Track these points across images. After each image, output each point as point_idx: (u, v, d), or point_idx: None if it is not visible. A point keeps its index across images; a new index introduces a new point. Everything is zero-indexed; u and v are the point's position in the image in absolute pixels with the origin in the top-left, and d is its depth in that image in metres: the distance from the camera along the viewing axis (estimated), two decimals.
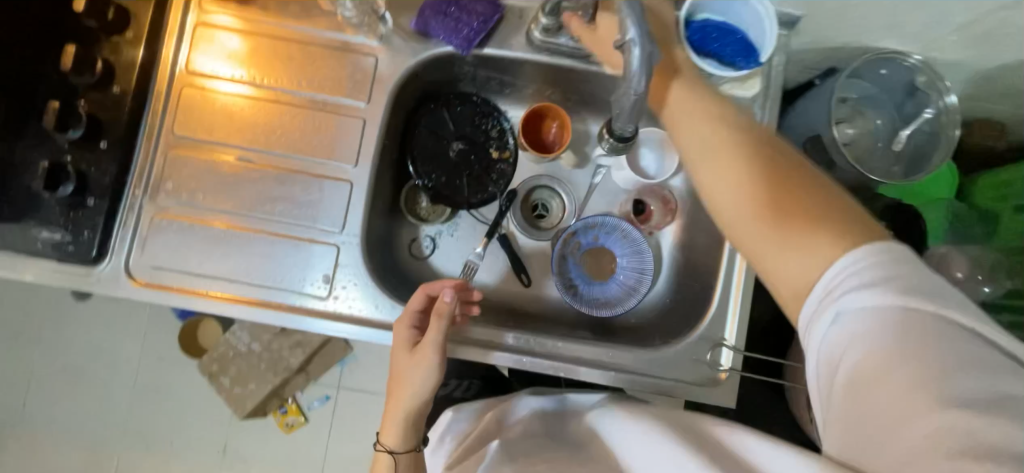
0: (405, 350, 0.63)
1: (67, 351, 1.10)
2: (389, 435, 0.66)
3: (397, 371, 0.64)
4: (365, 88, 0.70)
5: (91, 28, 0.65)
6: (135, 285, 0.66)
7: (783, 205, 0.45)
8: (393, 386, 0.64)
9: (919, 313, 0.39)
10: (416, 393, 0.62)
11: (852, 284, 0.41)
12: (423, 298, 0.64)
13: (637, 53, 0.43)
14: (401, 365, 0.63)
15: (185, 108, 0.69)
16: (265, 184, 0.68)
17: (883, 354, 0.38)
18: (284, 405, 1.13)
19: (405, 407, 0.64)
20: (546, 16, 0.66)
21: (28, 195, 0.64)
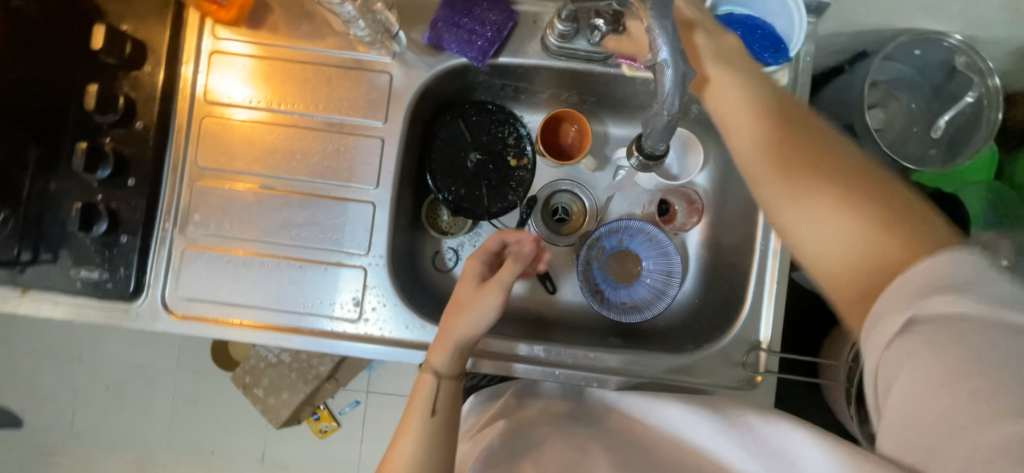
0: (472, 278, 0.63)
1: (107, 369, 1.14)
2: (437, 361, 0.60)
3: (458, 300, 0.62)
4: (381, 107, 0.69)
5: (110, 65, 0.65)
6: (173, 318, 0.68)
7: (836, 212, 0.42)
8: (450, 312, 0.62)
9: (988, 323, 0.33)
10: (477, 321, 0.60)
11: (920, 284, 0.35)
12: (498, 241, 0.65)
13: (671, 75, 0.46)
14: (467, 292, 0.62)
15: (205, 139, 0.69)
16: (289, 210, 0.69)
17: (955, 366, 0.33)
18: (317, 412, 1.15)
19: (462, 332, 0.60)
20: (561, 23, 0.63)
21: (66, 236, 0.66)
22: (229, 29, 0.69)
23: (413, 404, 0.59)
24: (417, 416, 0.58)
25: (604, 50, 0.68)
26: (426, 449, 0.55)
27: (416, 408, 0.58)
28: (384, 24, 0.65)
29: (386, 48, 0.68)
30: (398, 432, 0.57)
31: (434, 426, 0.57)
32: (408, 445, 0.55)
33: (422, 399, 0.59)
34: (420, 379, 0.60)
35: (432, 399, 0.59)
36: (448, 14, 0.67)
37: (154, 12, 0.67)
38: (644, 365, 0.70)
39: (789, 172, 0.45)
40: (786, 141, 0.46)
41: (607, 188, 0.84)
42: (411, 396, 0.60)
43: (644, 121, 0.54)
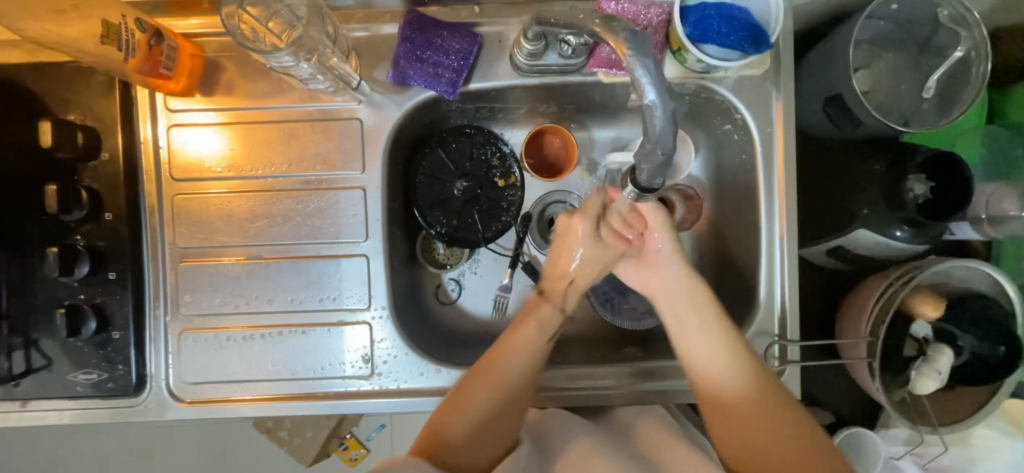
0: (584, 227, 0.65)
1: None
2: (551, 285, 0.68)
3: (566, 248, 0.67)
4: (358, 155, 0.67)
5: (65, 159, 0.62)
6: (183, 405, 0.66)
7: (743, 418, 0.58)
8: (561, 259, 0.67)
9: None
10: (603, 256, 0.67)
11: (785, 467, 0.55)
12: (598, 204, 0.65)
13: (662, 114, 0.46)
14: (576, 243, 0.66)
15: (180, 217, 0.66)
16: (281, 276, 0.67)
17: None
18: (344, 442, 1.11)
19: (598, 268, 0.67)
20: (529, 43, 0.61)
21: (57, 342, 0.64)
22: (183, 99, 0.66)
23: (526, 316, 0.66)
24: (532, 332, 0.64)
25: (577, 60, 0.64)
26: (533, 365, 0.63)
27: (529, 326, 0.64)
28: (341, 75, 0.62)
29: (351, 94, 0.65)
30: (507, 337, 0.64)
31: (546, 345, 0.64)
32: (521, 356, 0.62)
33: (538, 318, 0.65)
34: (533, 301, 0.67)
35: (547, 325, 0.65)
36: (408, 49, 0.63)
37: (99, 97, 0.64)
38: (666, 372, 0.70)
39: (728, 394, 0.59)
40: (731, 369, 0.60)
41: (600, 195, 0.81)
42: (524, 313, 0.66)
43: (635, 158, 0.50)
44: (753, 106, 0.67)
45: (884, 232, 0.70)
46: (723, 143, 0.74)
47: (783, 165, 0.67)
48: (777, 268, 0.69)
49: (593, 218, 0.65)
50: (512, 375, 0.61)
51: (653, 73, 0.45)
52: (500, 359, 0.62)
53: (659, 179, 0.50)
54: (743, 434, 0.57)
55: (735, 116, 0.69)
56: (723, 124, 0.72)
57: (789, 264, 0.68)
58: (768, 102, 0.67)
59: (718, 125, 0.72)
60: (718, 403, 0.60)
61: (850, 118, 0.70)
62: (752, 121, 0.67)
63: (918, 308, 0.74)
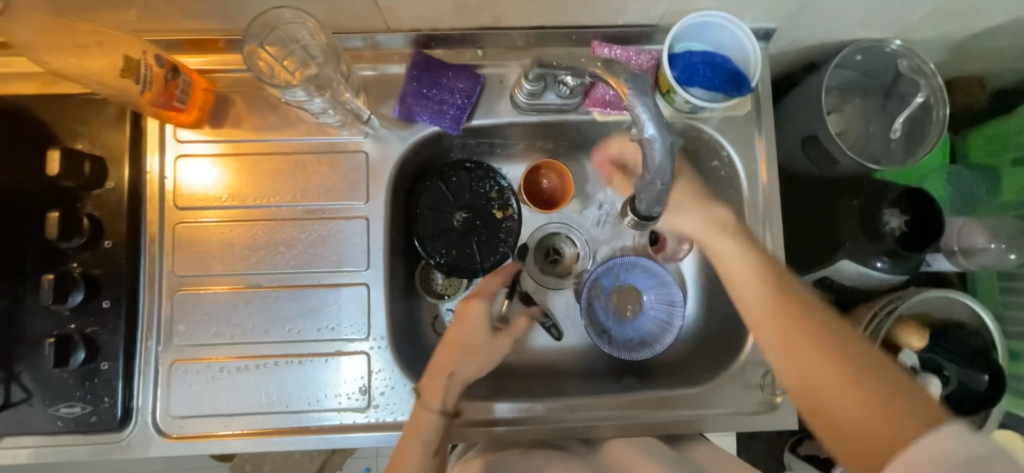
0: (479, 315, 0.65)
1: None
2: (429, 397, 0.61)
3: (454, 340, 0.64)
4: (362, 186, 0.68)
5: (70, 187, 0.63)
6: (169, 441, 0.63)
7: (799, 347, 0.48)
8: (442, 356, 0.63)
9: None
10: (484, 352, 0.64)
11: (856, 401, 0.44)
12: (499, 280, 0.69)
13: (660, 148, 0.49)
14: (467, 332, 0.64)
15: (181, 244, 0.66)
16: (279, 304, 0.66)
17: None
18: None
19: (478, 363, 0.64)
20: (530, 83, 0.65)
21: (41, 374, 0.61)
22: (192, 130, 0.68)
23: (407, 441, 0.59)
24: (416, 456, 0.58)
25: (575, 99, 0.69)
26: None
27: (411, 448, 0.59)
28: (352, 109, 0.65)
29: (357, 127, 0.68)
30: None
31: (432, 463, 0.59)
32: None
33: (417, 439, 0.59)
34: (414, 412, 0.61)
35: (430, 436, 0.60)
36: (415, 88, 0.67)
37: (109, 128, 0.65)
38: (664, 402, 0.70)
39: (799, 348, 0.48)
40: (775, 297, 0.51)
41: (596, 227, 0.84)
42: (405, 434, 0.60)
43: (635, 188, 0.55)
44: (738, 143, 0.72)
45: (866, 264, 0.74)
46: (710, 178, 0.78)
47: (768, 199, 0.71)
48: None
49: (489, 298, 0.66)
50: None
51: (653, 111, 0.48)
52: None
53: (656, 208, 0.55)
54: (810, 369, 0.47)
55: (722, 153, 0.73)
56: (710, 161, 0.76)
57: None
58: (751, 141, 0.72)
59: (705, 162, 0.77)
60: (792, 370, 0.48)
61: (827, 156, 0.75)
62: (737, 159, 0.72)
63: (905, 338, 0.76)
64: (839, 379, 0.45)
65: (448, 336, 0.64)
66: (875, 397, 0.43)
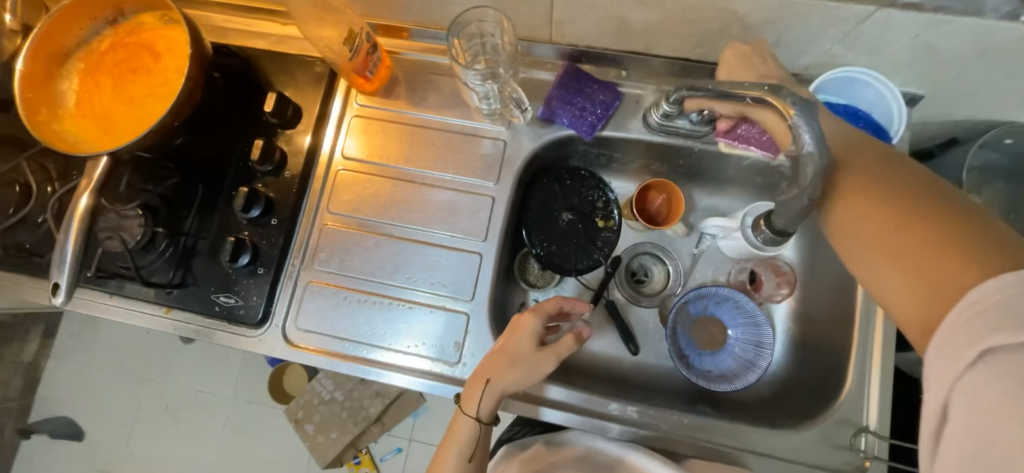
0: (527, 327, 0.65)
1: None
2: (469, 407, 0.64)
3: (496, 350, 0.65)
4: (495, 169, 0.77)
5: (272, 124, 0.78)
6: (292, 347, 0.74)
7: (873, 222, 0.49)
8: (479, 367, 0.65)
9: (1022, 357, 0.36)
10: (519, 366, 0.64)
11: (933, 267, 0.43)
12: (556, 305, 0.68)
13: (814, 170, 0.50)
14: (509, 344, 0.65)
15: (338, 187, 0.79)
16: (404, 255, 0.76)
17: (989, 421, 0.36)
18: None
19: (513, 377, 0.64)
20: (669, 105, 0.67)
21: (213, 266, 0.75)
22: (367, 98, 0.81)
23: (449, 441, 0.66)
24: (453, 458, 0.65)
25: (705, 128, 0.73)
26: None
27: (451, 451, 0.66)
28: (516, 99, 0.75)
29: (511, 123, 0.78)
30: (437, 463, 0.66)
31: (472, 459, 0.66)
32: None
33: (457, 443, 0.66)
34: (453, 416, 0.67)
35: (466, 441, 0.65)
36: (562, 94, 0.75)
37: (309, 83, 0.80)
38: (740, 435, 0.69)
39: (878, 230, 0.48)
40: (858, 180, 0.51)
41: (692, 254, 0.87)
42: (447, 434, 0.67)
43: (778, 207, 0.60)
44: None
45: None
46: (823, 231, 0.78)
47: None
48: (869, 356, 0.69)
49: (540, 318, 0.66)
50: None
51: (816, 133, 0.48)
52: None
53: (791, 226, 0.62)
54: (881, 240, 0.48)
55: None
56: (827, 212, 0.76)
57: (885, 357, 0.68)
58: None
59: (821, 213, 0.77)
60: (866, 245, 0.49)
61: None
62: None
63: None
64: (912, 256, 0.45)
65: (498, 346, 0.65)
66: (943, 259, 0.43)
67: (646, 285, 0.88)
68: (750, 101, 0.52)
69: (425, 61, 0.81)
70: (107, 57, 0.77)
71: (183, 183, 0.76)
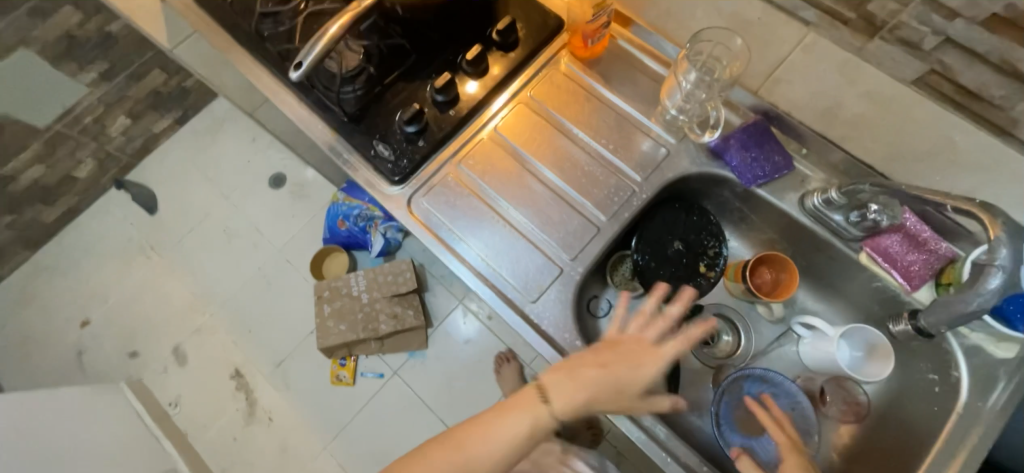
0: (665, 361, 0.69)
1: None
2: (552, 398, 0.66)
3: (611, 363, 0.68)
4: (648, 169, 0.83)
5: (493, 41, 0.89)
6: (410, 214, 0.83)
7: None
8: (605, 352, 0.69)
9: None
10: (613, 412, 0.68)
11: None
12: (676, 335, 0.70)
13: (999, 276, 0.57)
14: (600, 376, 0.67)
15: (513, 114, 0.88)
16: (537, 194, 0.83)
17: None
18: (345, 362, 1.77)
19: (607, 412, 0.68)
20: (838, 193, 0.72)
21: (386, 121, 0.86)
22: (574, 62, 0.90)
23: (510, 409, 0.67)
24: (515, 420, 0.66)
25: (858, 232, 0.74)
26: (506, 454, 0.65)
27: (515, 416, 0.66)
28: (708, 115, 0.81)
29: (685, 138, 0.83)
30: (492, 420, 0.67)
31: (523, 441, 0.66)
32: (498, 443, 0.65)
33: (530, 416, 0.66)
34: (528, 392, 0.68)
35: (534, 421, 0.66)
36: (744, 137, 0.79)
37: (536, 24, 0.90)
38: None
39: None
40: None
41: (772, 342, 0.89)
42: (517, 399, 0.68)
43: (955, 321, 0.64)
44: (975, 376, 0.70)
45: None
46: (916, 387, 0.76)
47: (972, 445, 0.67)
48: None
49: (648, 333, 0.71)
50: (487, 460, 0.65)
51: (1007, 260, 0.56)
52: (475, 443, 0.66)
53: (939, 325, 0.66)
54: None
55: (950, 371, 0.71)
56: (929, 372, 0.75)
57: None
58: (990, 386, 0.69)
59: (922, 371, 0.75)
60: None
61: None
62: (966, 386, 0.70)
63: None
64: None
65: (625, 355, 0.69)
66: None
67: (721, 349, 0.89)
68: (952, 210, 0.59)
69: (633, 55, 0.89)
70: None
71: (402, 48, 0.88)
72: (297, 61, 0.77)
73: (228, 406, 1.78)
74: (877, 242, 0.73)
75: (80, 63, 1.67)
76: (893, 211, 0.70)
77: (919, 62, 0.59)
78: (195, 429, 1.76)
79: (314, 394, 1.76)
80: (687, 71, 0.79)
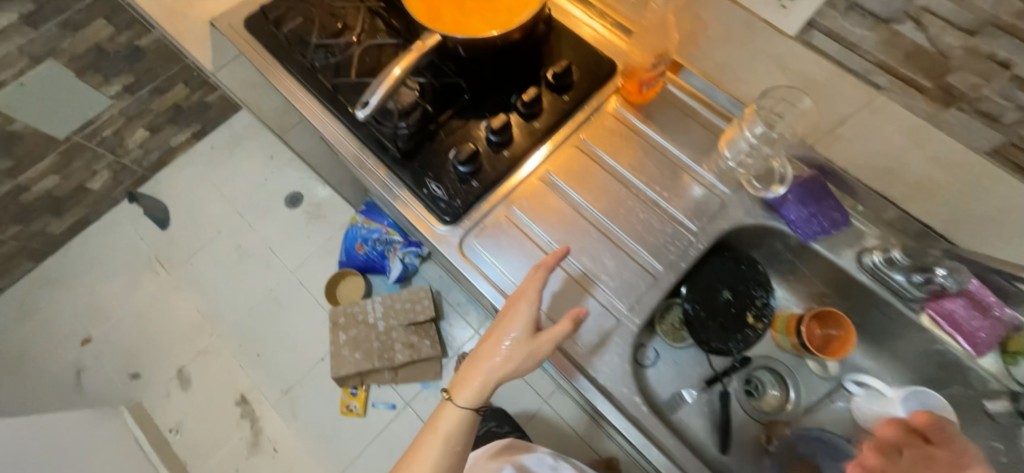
0: (532, 294, 0.73)
1: None
2: (459, 390, 0.76)
3: (495, 327, 0.74)
4: (703, 218, 0.83)
5: (547, 84, 0.89)
6: (461, 257, 0.82)
7: None
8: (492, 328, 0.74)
9: None
10: (525, 366, 0.71)
11: None
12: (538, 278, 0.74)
13: None
14: (490, 345, 0.73)
15: (564, 156, 0.87)
16: (590, 239, 0.82)
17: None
18: (356, 390, 1.72)
19: (517, 369, 0.72)
20: (903, 254, 0.74)
21: (439, 158, 0.85)
22: (626, 106, 0.90)
23: (439, 418, 0.78)
24: (439, 427, 0.78)
25: (919, 293, 0.74)
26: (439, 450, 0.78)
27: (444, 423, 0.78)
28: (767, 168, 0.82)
29: (739, 189, 0.83)
30: (424, 438, 0.79)
31: (448, 436, 0.78)
32: (431, 450, 0.78)
33: (447, 416, 0.77)
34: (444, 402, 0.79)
35: (453, 423, 0.77)
36: (801, 192, 0.78)
37: (590, 68, 0.90)
38: None
39: None
40: None
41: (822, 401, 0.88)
42: (440, 409, 0.79)
43: None
44: None
45: None
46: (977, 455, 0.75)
47: None
48: None
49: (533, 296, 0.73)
50: (428, 466, 0.77)
51: None
52: (415, 465, 0.78)
53: None
54: None
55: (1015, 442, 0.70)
56: (990, 439, 0.74)
57: None
58: None
59: (983, 438, 0.74)
60: None
61: None
62: None
63: None
64: None
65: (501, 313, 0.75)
66: None
67: (765, 401, 0.89)
68: None
69: (683, 101, 0.89)
70: None
71: (458, 87, 0.88)
72: (364, 101, 0.77)
73: (232, 433, 1.71)
74: (944, 305, 0.73)
75: (107, 76, 1.66)
76: (961, 275, 0.71)
77: (995, 134, 0.59)
78: (196, 457, 1.69)
79: (324, 424, 1.70)
80: (753, 124, 0.79)
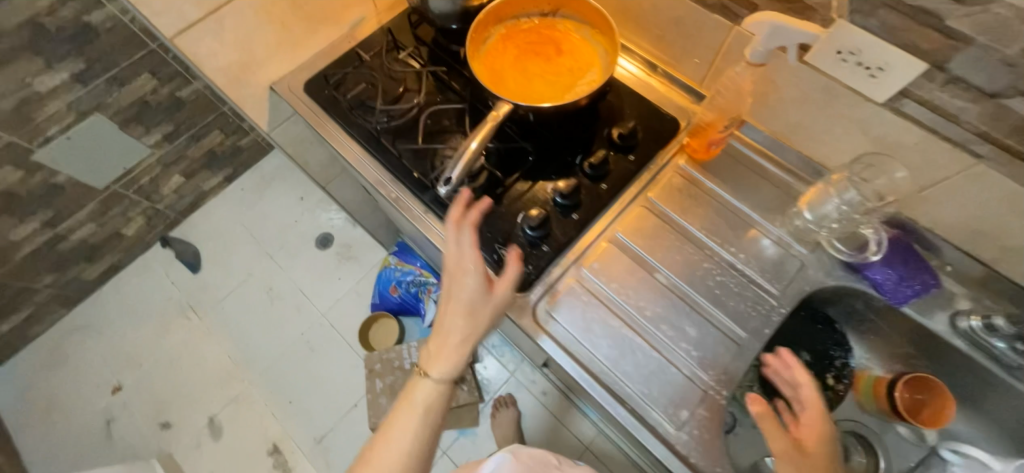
0: (473, 241, 0.73)
1: None
2: (439, 363, 0.72)
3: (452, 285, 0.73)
4: (782, 280, 0.81)
5: (612, 144, 0.88)
6: (537, 329, 0.79)
7: None
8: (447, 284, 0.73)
9: None
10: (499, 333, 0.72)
11: None
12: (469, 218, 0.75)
13: None
14: (473, 328, 0.71)
15: (633, 217, 0.86)
16: (668, 304, 0.80)
17: None
18: None
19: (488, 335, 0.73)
20: (1006, 321, 0.71)
21: (507, 223, 0.83)
22: (692, 163, 0.89)
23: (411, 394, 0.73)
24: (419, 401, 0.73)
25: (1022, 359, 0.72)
26: (419, 428, 0.71)
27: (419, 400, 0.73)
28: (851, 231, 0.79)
29: (818, 249, 0.81)
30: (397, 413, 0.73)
31: (429, 410, 0.72)
32: (406, 422, 0.72)
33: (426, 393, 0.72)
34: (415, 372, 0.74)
35: (416, 390, 0.73)
36: (888, 255, 0.77)
37: (654, 126, 0.89)
38: None
39: None
40: None
41: (910, 465, 0.84)
42: (412, 385, 0.74)
43: None
44: None
45: None
46: None
47: None
48: None
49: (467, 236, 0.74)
50: (405, 442, 0.71)
51: None
52: (388, 435, 0.72)
53: None
54: None
55: None
56: None
57: None
58: None
59: None
60: None
61: None
62: None
63: None
64: None
65: (446, 290, 0.73)
66: None
67: None
68: None
69: (750, 157, 0.88)
70: (523, 33, 0.91)
71: (524, 150, 0.88)
72: (445, 175, 0.77)
73: None
74: None
75: (148, 126, 1.67)
76: None
77: None
78: None
79: None
80: (844, 188, 0.77)
